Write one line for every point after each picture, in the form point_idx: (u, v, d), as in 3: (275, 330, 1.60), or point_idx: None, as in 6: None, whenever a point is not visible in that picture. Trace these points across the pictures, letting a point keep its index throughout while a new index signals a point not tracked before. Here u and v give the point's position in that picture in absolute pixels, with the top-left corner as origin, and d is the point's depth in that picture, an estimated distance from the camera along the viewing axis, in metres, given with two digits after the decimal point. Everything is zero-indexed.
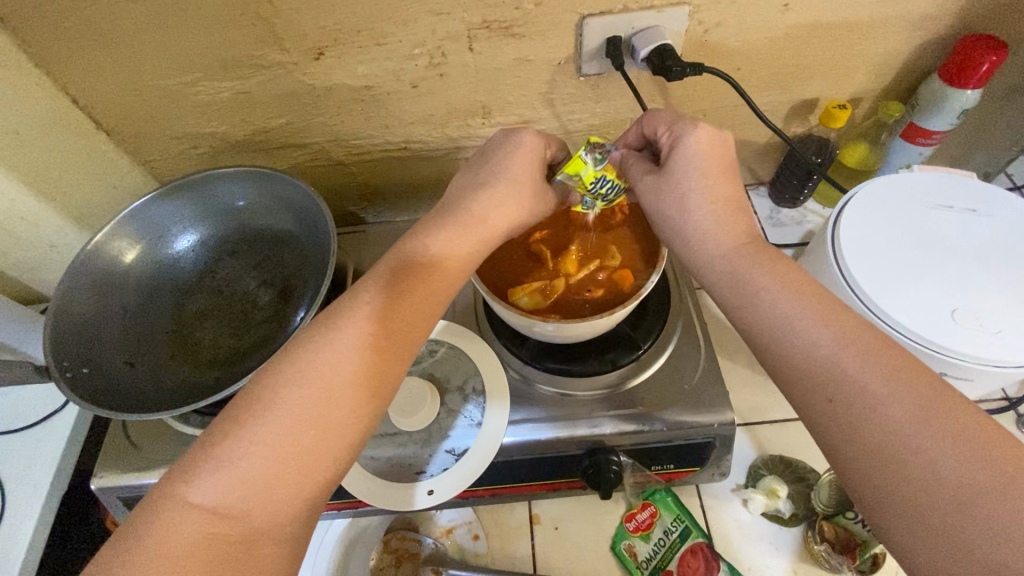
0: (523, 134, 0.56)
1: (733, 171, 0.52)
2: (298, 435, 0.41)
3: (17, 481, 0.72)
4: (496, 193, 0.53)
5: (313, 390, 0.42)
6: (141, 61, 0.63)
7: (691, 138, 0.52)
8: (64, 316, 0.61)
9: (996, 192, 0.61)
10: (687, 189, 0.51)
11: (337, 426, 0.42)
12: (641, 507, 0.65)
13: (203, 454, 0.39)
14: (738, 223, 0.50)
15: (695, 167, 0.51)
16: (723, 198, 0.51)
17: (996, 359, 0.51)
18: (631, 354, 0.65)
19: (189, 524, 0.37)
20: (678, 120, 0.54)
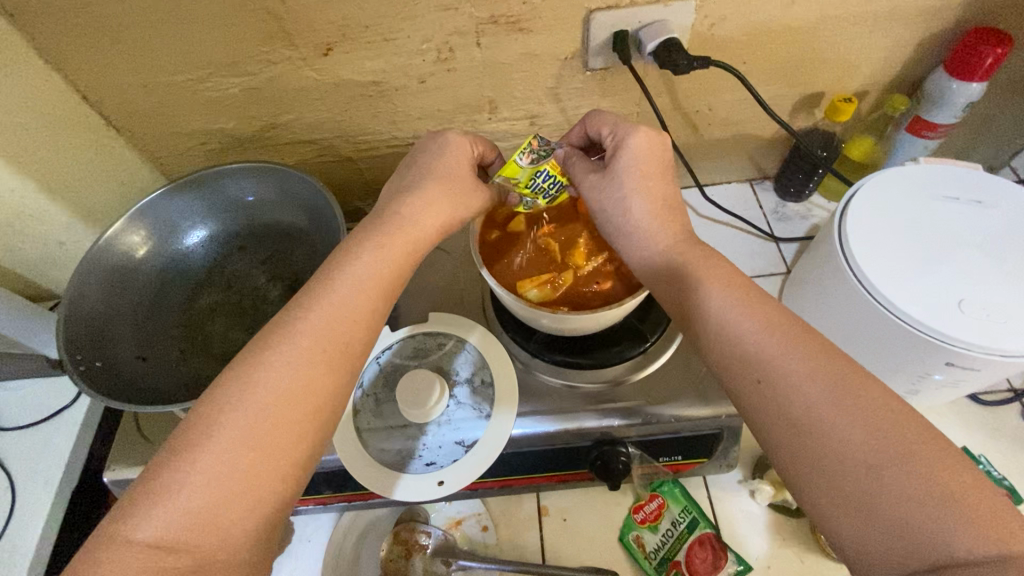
0: (450, 137, 0.58)
1: (669, 173, 0.54)
2: (253, 444, 0.39)
3: (31, 474, 0.73)
4: (428, 189, 0.53)
5: (278, 392, 0.41)
6: (151, 58, 0.64)
7: (633, 140, 0.53)
8: (77, 310, 0.62)
9: (1002, 184, 0.61)
10: (621, 187, 0.52)
11: (298, 430, 0.41)
12: (649, 498, 0.65)
13: (170, 463, 0.38)
14: (673, 221, 0.51)
15: (630, 167, 0.52)
16: (661, 197, 0.52)
17: (1003, 349, 0.51)
18: (639, 347, 0.65)
19: (148, 545, 0.35)
20: (620, 123, 0.55)
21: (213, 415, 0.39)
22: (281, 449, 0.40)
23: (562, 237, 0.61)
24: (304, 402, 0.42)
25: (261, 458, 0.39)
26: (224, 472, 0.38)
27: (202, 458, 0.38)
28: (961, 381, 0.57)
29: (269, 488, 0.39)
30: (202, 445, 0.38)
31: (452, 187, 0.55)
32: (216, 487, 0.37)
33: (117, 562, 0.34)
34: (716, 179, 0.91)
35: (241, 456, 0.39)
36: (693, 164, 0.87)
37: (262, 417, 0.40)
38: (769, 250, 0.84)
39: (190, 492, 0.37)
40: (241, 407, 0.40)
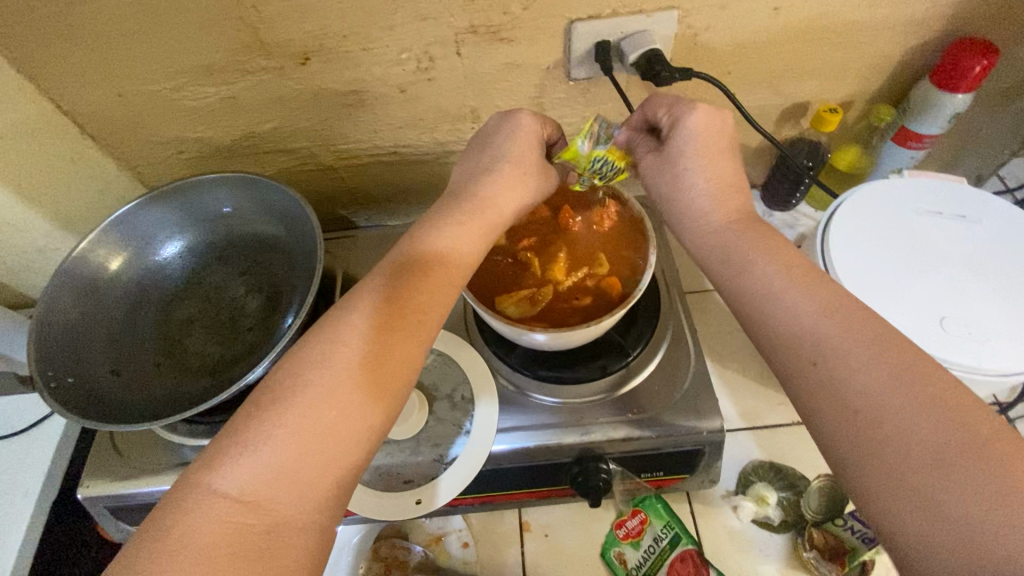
0: (519, 117, 0.56)
1: (732, 149, 0.54)
2: (333, 404, 0.40)
3: (5, 489, 0.71)
4: (501, 177, 0.54)
5: (361, 354, 0.42)
6: (124, 66, 0.62)
7: (691, 118, 0.53)
8: (49, 325, 0.61)
9: (985, 199, 0.61)
10: (684, 171, 0.54)
11: (375, 395, 0.41)
12: (631, 514, 0.64)
13: (256, 418, 0.39)
14: (733, 199, 0.52)
15: (693, 149, 0.53)
16: (719, 176, 0.53)
17: (985, 367, 0.51)
18: (620, 361, 0.64)
19: (232, 497, 0.36)
20: (678, 102, 0.55)
21: (298, 374, 0.41)
22: (359, 411, 0.40)
23: (542, 252, 0.60)
24: (388, 367, 0.43)
25: (340, 418, 0.40)
26: (304, 428, 0.39)
27: (286, 413, 0.39)
28: None
29: (345, 451, 0.39)
30: (289, 399, 0.40)
31: (517, 170, 0.54)
32: (298, 442, 0.38)
33: (201, 511, 0.35)
34: None
35: (323, 414, 0.39)
36: None
37: (345, 378, 0.41)
38: None
39: (274, 447, 0.38)
40: (327, 367, 0.41)
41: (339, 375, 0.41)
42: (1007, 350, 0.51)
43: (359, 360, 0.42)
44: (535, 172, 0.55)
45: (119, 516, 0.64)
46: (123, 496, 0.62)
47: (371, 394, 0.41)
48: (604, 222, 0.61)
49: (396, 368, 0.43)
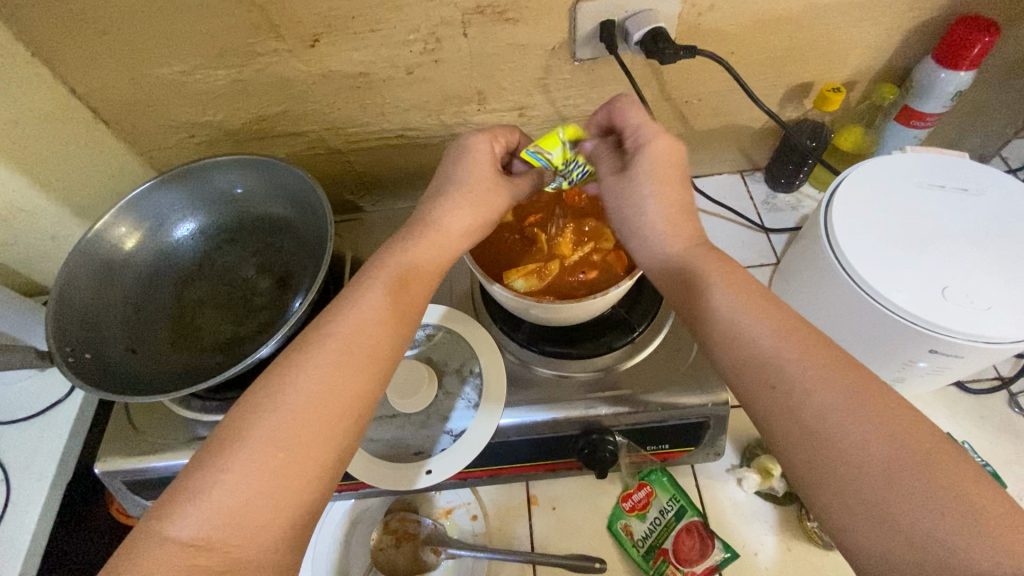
0: (471, 139, 0.58)
1: (686, 180, 0.54)
2: (281, 447, 0.40)
3: (23, 468, 0.73)
4: (453, 200, 0.55)
5: (311, 391, 0.43)
6: (137, 50, 0.64)
7: (651, 147, 0.54)
8: (67, 301, 0.62)
9: (987, 172, 0.62)
10: (643, 193, 0.53)
11: (324, 433, 0.42)
12: (638, 486, 0.66)
13: (210, 462, 0.40)
14: (688, 227, 0.52)
15: (650, 172, 0.53)
16: (675, 203, 0.52)
17: (988, 334, 0.51)
18: (626, 337, 0.66)
19: (182, 542, 0.37)
20: (645, 121, 0.55)
21: (244, 418, 0.41)
22: (308, 451, 0.41)
23: (550, 229, 0.61)
24: (342, 386, 0.44)
25: (287, 460, 0.40)
26: (252, 473, 0.39)
27: (233, 459, 0.39)
28: (946, 369, 0.58)
29: (296, 486, 0.40)
30: (235, 446, 0.40)
31: (471, 191, 0.55)
32: (247, 485, 0.39)
33: (152, 557, 0.36)
34: (707, 171, 0.91)
35: (270, 458, 0.40)
36: None
37: (291, 419, 0.41)
38: (760, 241, 0.84)
39: (225, 491, 0.38)
40: (274, 409, 0.42)
41: (321, 395, 0.43)
42: (1009, 318, 0.52)
43: (341, 378, 0.44)
44: (496, 193, 0.56)
45: (136, 491, 0.65)
46: (139, 471, 0.63)
47: (341, 419, 0.43)
48: None
49: (345, 400, 0.43)
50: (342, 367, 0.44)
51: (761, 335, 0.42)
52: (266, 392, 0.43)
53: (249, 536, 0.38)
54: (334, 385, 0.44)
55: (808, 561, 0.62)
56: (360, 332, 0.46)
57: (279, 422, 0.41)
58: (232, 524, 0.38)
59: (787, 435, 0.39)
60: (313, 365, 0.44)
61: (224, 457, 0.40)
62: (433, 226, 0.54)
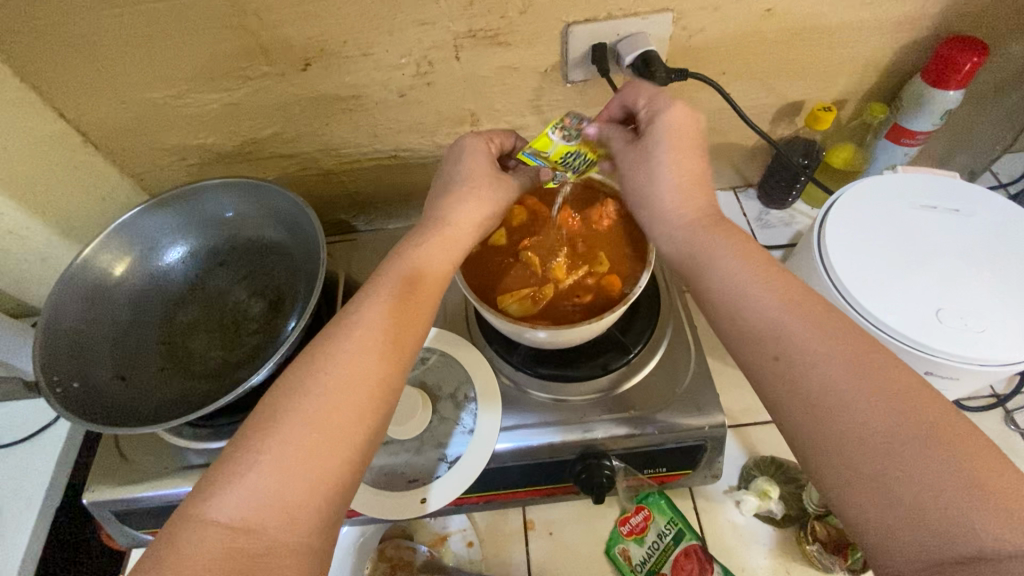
0: (468, 139, 0.59)
1: (703, 147, 0.53)
2: (316, 428, 0.40)
3: (11, 496, 0.71)
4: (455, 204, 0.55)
5: (326, 394, 0.41)
6: (128, 75, 0.63)
7: (667, 114, 0.53)
8: (54, 330, 0.61)
9: (979, 192, 0.62)
10: (656, 161, 0.52)
11: (332, 461, 0.40)
12: (635, 510, 0.65)
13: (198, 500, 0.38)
14: (700, 195, 0.52)
15: (665, 141, 0.52)
16: (689, 172, 0.52)
17: (982, 357, 0.51)
18: (622, 359, 0.65)
19: (223, 525, 0.36)
20: (658, 95, 0.55)
21: (278, 404, 0.41)
22: (343, 431, 0.41)
23: (543, 251, 0.61)
24: (373, 366, 0.44)
25: (322, 442, 0.40)
26: (289, 454, 0.39)
27: (269, 443, 0.39)
28: (942, 390, 0.58)
29: (331, 466, 0.40)
30: (269, 431, 0.40)
31: (476, 186, 0.56)
32: (283, 468, 0.39)
33: (193, 540, 0.36)
34: None
35: (305, 440, 0.40)
36: None
37: (325, 401, 0.41)
38: None
39: (261, 475, 0.38)
40: (308, 393, 0.42)
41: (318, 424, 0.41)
42: (1003, 340, 0.52)
43: (337, 404, 0.41)
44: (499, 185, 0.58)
45: (126, 521, 0.64)
46: (128, 501, 0.62)
47: (341, 447, 0.40)
48: (604, 220, 0.62)
49: (373, 383, 0.43)
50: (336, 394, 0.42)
51: (771, 355, 0.41)
52: (256, 424, 0.41)
53: (282, 521, 0.37)
54: (332, 411, 0.41)
55: None
56: None
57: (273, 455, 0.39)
58: (267, 507, 0.37)
59: None
60: (314, 381, 0.42)
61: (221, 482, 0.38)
62: (445, 224, 0.54)
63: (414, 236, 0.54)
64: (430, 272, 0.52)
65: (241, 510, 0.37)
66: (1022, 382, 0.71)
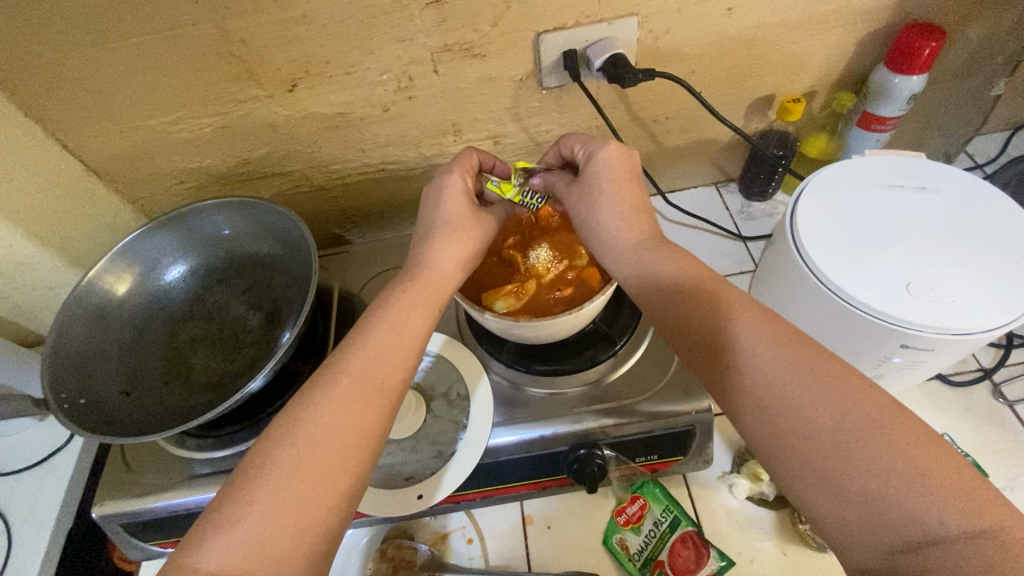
0: (444, 178, 0.61)
1: (640, 177, 0.57)
2: (303, 466, 0.41)
3: (24, 520, 0.73)
4: (437, 240, 0.57)
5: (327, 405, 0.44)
6: (125, 104, 0.67)
7: (604, 152, 0.57)
8: (61, 348, 0.64)
9: (942, 169, 0.64)
10: (598, 194, 0.56)
11: (329, 465, 0.42)
12: (631, 500, 0.66)
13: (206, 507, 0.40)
14: (641, 220, 0.54)
15: (603, 175, 0.56)
16: (630, 199, 0.55)
17: (953, 326, 0.53)
18: (608, 351, 0.67)
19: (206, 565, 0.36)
20: (590, 139, 0.59)
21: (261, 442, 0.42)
22: (328, 469, 0.42)
23: (525, 250, 0.63)
24: (357, 408, 0.45)
25: (310, 485, 0.41)
26: (280, 497, 0.40)
27: (258, 484, 0.40)
28: (922, 363, 0.59)
29: (323, 503, 0.40)
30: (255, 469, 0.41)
31: (454, 230, 0.58)
32: (285, 474, 0.41)
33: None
34: (683, 184, 0.94)
35: (309, 444, 0.42)
36: (659, 172, 0.90)
37: (318, 441, 0.42)
38: (737, 250, 0.87)
39: (255, 514, 0.39)
40: (294, 428, 0.43)
41: (318, 431, 0.43)
42: (973, 308, 0.53)
43: (334, 411, 0.44)
44: (476, 227, 0.59)
45: (134, 534, 0.66)
46: (136, 512, 0.64)
47: (340, 450, 0.42)
48: None
49: (356, 421, 0.44)
50: (334, 401, 0.45)
51: None
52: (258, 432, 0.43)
53: (267, 555, 0.38)
54: (335, 418, 0.44)
55: (802, 564, 0.62)
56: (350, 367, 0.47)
57: (279, 459, 0.41)
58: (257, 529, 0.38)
59: (763, 440, 0.39)
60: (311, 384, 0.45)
61: (236, 488, 0.40)
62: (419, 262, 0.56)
63: (397, 284, 0.55)
64: (413, 306, 0.53)
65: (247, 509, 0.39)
66: (1006, 354, 0.72)
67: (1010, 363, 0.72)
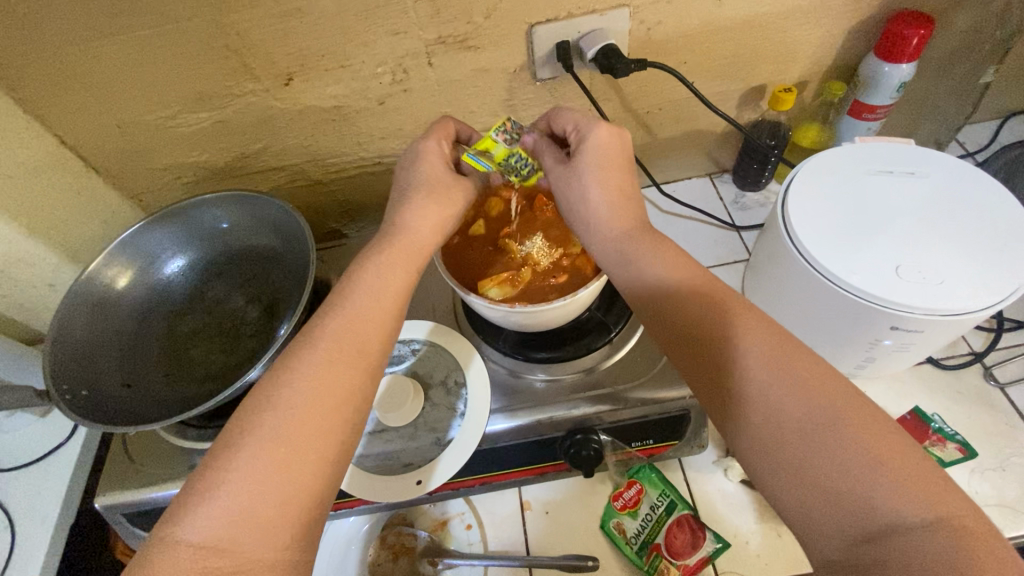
0: (426, 144, 0.61)
1: (629, 166, 0.56)
2: (296, 432, 0.42)
3: (27, 512, 0.74)
4: (418, 206, 0.57)
5: (315, 373, 0.44)
6: (124, 99, 0.68)
7: (595, 135, 0.56)
8: (63, 340, 0.64)
9: (931, 155, 0.65)
10: (585, 177, 0.55)
11: (321, 429, 0.42)
12: (628, 485, 0.67)
13: (201, 477, 0.40)
14: (624, 208, 0.54)
15: (594, 159, 0.55)
16: (615, 186, 0.55)
17: (943, 307, 0.53)
18: (604, 338, 0.68)
19: (207, 527, 0.37)
20: (584, 119, 0.58)
21: (252, 412, 0.42)
22: (318, 434, 0.42)
23: (521, 239, 0.64)
24: (343, 373, 0.45)
25: (296, 449, 0.41)
26: (270, 462, 0.40)
27: (251, 450, 0.40)
28: (911, 345, 0.60)
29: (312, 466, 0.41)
30: (248, 433, 0.41)
31: (437, 194, 0.58)
32: (277, 441, 0.41)
33: (179, 541, 0.37)
34: (676, 175, 0.95)
35: (299, 412, 0.42)
36: (653, 163, 0.91)
37: (306, 408, 0.43)
38: (731, 240, 0.88)
39: (248, 480, 0.39)
40: (284, 397, 0.43)
41: (307, 397, 0.43)
42: (961, 289, 0.54)
43: (321, 381, 0.44)
44: (454, 188, 0.59)
45: (136, 524, 0.67)
46: (138, 503, 0.65)
47: (330, 417, 0.43)
48: None
49: (344, 387, 0.45)
50: (324, 372, 0.45)
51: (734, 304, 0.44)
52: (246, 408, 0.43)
53: (263, 522, 0.39)
54: (326, 385, 0.44)
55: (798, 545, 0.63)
56: (343, 342, 0.47)
57: (271, 427, 0.42)
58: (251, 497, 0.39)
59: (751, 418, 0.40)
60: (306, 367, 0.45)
61: (226, 462, 0.40)
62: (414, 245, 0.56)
63: (372, 249, 0.55)
64: (389, 268, 0.53)
65: (244, 481, 0.39)
66: (996, 339, 0.73)
67: (1000, 347, 0.73)
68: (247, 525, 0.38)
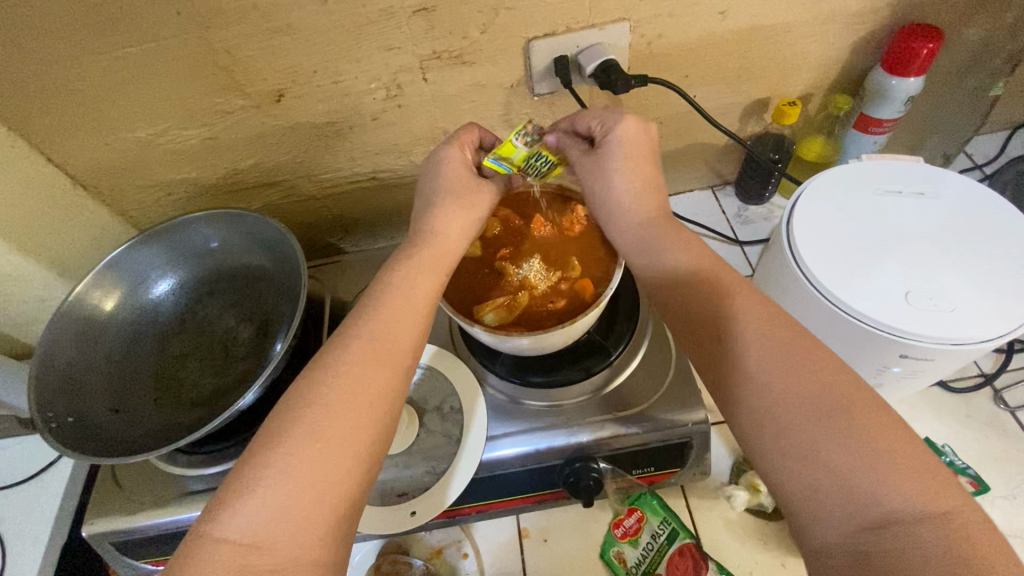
0: (440, 149, 0.59)
1: (655, 156, 0.56)
2: (325, 439, 0.40)
3: (16, 536, 0.72)
4: (439, 211, 0.56)
5: (343, 384, 0.43)
6: (110, 117, 0.66)
7: (622, 128, 0.56)
8: (49, 366, 0.63)
9: (940, 173, 0.63)
10: (613, 170, 0.55)
11: (348, 439, 0.41)
12: (628, 512, 0.65)
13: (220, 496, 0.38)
14: (652, 199, 0.54)
15: (620, 152, 0.55)
16: (644, 178, 0.55)
17: (955, 337, 0.52)
18: (605, 361, 0.66)
19: (238, 538, 0.36)
20: (607, 112, 0.57)
21: (279, 423, 0.41)
22: (348, 439, 0.41)
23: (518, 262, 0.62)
24: (372, 376, 0.44)
25: (331, 449, 0.40)
26: (306, 462, 0.39)
27: (286, 454, 0.39)
28: (921, 372, 0.58)
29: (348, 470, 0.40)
30: (277, 440, 0.40)
31: (460, 198, 0.57)
32: (309, 445, 0.39)
33: (209, 554, 0.35)
34: (678, 188, 0.93)
35: (331, 418, 0.41)
36: None
37: (341, 409, 0.41)
38: (735, 255, 0.86)
39: (280, 486, 0.38)
40: (307, 408, 0.41)
41: (338, 403, 0.42)
42: (973, 318, 0.52)
43: (349, 391, 0.42)
44: (485, 189, 0.58)
45: (125, 552, 0.65)
46: (127, 531, 0.63)
47: (362, 422, 0.42)
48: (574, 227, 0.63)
49: (373, 391, 0.43)
50: (347, 385, 0.43)
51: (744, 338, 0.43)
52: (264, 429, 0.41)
53: (292, 535, 0.37)
54: (358, 386, 0.43)
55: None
56: (347, 363, 0.44)
57: (304, 431, 0.40)
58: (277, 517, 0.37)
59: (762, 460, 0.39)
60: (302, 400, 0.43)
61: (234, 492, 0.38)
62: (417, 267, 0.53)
63: (402, 253, 0.54)
64: (421, 272, 0.52)
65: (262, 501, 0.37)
66: (1007, 360, 0.71)
67: (1011, 368, 0.71)
68: (277, 537, 0.36)
